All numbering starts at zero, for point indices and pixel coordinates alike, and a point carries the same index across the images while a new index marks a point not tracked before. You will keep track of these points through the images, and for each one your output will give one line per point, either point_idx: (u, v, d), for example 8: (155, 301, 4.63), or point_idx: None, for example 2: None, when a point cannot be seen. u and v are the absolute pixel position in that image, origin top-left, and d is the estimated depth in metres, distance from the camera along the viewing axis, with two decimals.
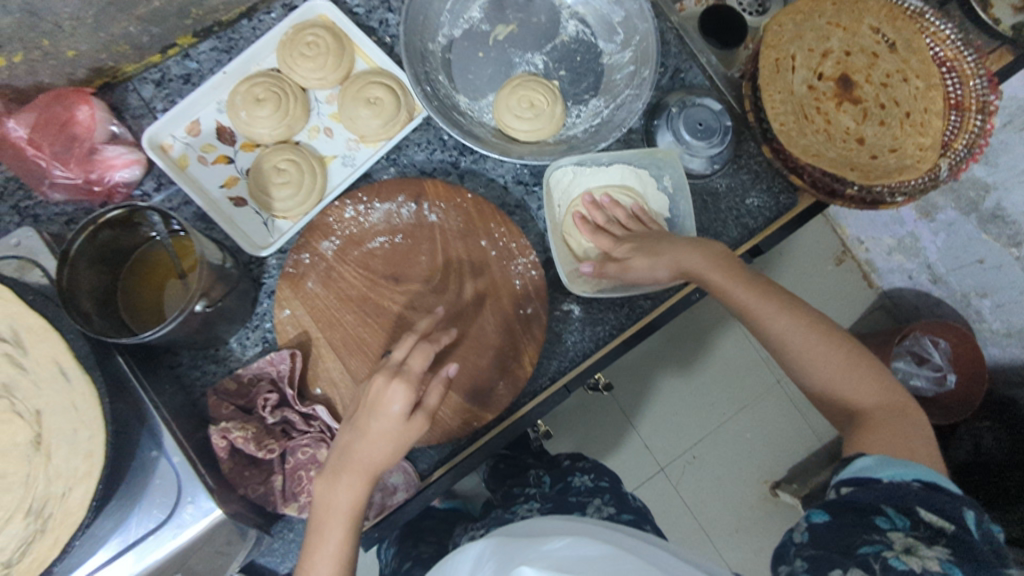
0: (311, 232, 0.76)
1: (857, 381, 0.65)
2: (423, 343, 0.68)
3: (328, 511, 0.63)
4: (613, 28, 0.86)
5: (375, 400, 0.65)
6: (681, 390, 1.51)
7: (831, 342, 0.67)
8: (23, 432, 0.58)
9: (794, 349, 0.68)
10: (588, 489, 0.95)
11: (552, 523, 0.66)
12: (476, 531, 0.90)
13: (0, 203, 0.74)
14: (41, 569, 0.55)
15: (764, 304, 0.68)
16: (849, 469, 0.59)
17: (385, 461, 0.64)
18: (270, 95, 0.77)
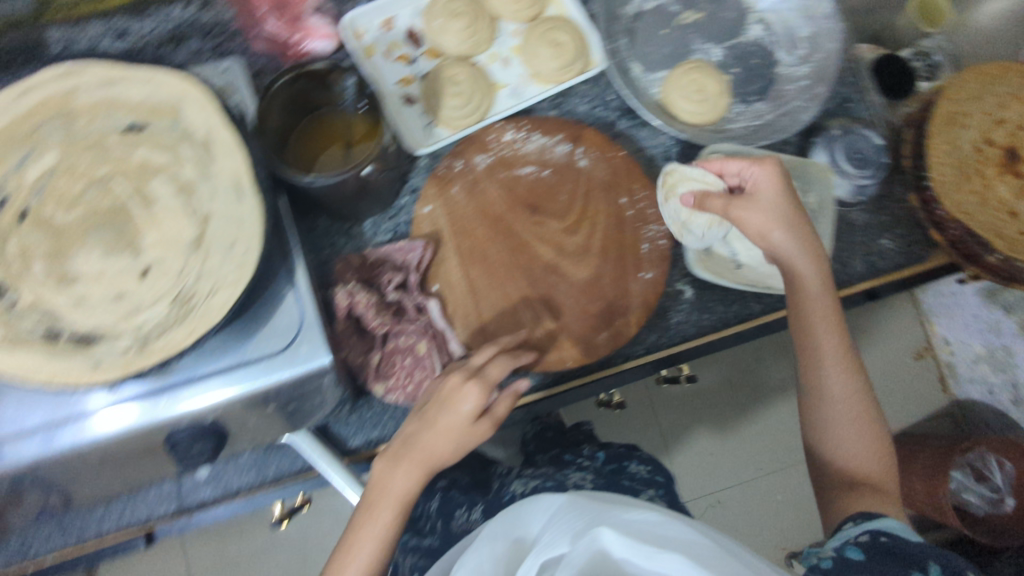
0: (469, 143, 0.81)
1: (872, 450, 0.69)
2: (503, 355, 0.71)
3: (382, 493, 0.66)
4: (797, 41, 0.88)
5: (448, 396, 0.67)
6: (723, 430, 1.49)
7: (866, 420, 0.70)
8: (187, 231, 0.61)
9: (835, 405, 0.70)
10: (643, 478, 0.89)
11: (621, 497, 0.66)
12: (528, 481, 0.84)
13: (203, 39, 0.82)
14: (173, 352, 0.59)
15: (840, 358, 0.70)
16: (872, 523, 0.60)
17: (446, 456, 0.67)
18: (467, 12, 0.82)
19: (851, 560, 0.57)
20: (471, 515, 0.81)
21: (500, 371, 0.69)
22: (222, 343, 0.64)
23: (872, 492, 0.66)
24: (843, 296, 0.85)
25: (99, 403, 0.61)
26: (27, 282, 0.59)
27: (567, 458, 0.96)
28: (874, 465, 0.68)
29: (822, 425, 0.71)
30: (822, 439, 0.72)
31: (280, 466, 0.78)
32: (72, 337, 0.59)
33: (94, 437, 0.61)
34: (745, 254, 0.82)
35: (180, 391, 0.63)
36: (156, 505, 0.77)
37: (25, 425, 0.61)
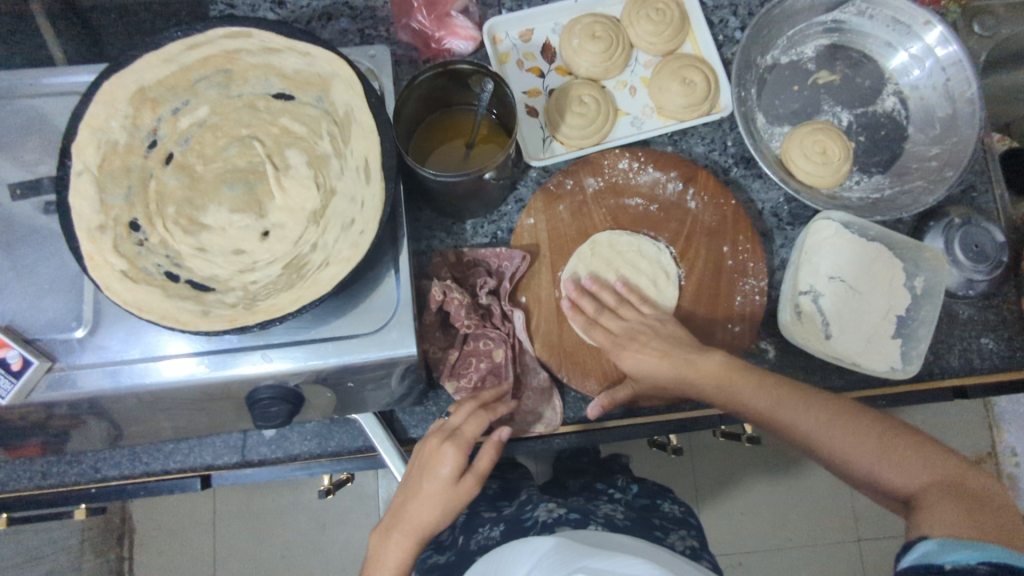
0: (583, 165, 0.81)
1: (899, 461, 0.59)
2: (481, 409, 0.69)
3: (377, 567, 0.64)
4: (932, 121, 0.85)
5: (429, 460, 0.66)
6: (758, 491, 1.42)
7: (856, 424, 0.63)
8: (311, 201, 0.65)
9: (815, 434, 0.63)
10: (675, 518, 0.88)
11: (624, 540, 0.64)
12: (554, 507, 0.76)
13: (352, 22, 0.86)
14: (275, 314, 0.59)
15: (767, 394, 0.66)
16: (909, 555, 0.50)
17: (436, 522, 0.64)
18: (606, 37, 0.83)
19: None
20: (491, 532, 0.77)
21: (477, 425, 0.67)
22: (313, 315, 0.66)
23: (937, 493, 0.56)
24: (932, 388, 0.82)
25: (179, 351, 0.64)
26: (160, 222, 0.63)
27: (598, 487, 0.94)
28: (906, 468, 0.59)
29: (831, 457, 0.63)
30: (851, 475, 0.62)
31: (342, 441, 0.79)
32: (190, 282, 0.62)
33: (167, 381, 0.64)
34: (837, 325, 0.79)
35: (273, 355, 0.65)
36: (221, 454, 0.79)
37: (112, 356, 0.64)
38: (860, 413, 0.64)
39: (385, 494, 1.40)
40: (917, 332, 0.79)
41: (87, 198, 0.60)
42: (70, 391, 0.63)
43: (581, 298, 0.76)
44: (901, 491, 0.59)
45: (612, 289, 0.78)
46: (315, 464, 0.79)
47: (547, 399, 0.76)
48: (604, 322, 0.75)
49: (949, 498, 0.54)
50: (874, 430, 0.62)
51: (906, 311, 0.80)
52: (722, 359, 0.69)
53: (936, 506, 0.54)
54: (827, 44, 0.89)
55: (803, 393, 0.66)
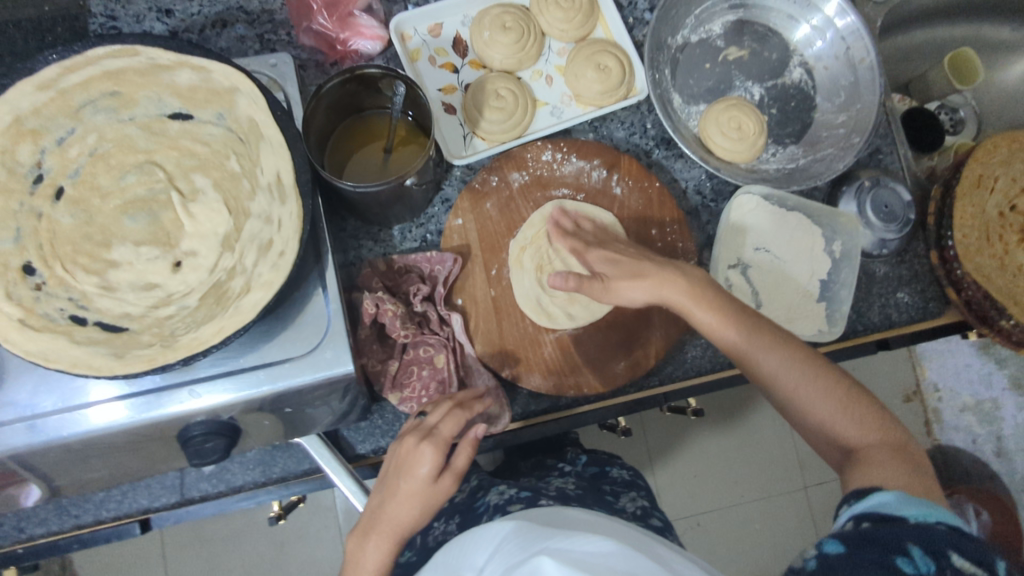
0: (506, 160, 0.80)
1: (853, 417, 0.61)
2: (457, 407, 0.67)
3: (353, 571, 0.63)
4: (837, 89, 0.88)
5: (406, 460, 0.64)
6: (708, 454, 1.47)
7: (813, 367, 0.64)
8: (223, 225, 0.62)
9: (794, 379, 0.64)
10: (625, 481, 0.91)
11: (583, 516, 0.63)
12: (505, 490, 0.76)
13: (249, 27, 0.82)
14: (198, 348, 0.56)
15: (753, 338, 0.65)
16: (864, 503, 0.52)
17: (413, 523, 0.63)
18: (517, 28, 0.82)
19: (832, 555, 0.48)
20: (448, 526, 0.76)
21: (453, 427, 0.65)
22: (241, 342, 0.63)
23: (882, 450, 0.58)
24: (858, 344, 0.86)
25: (103, 395, 0.60)
26: (59, 262, 0.59)
27: (551, 462, 0.95)
28: (856, 423, 0.61)
29: (793, 406, 0.64)
30: (804, 422, 0.64)
31: (287, 466, 0.76)
32: (99, 323, 0.58)
33: (92, 429, 0.60)
34: (765, 295, 0.82)
35: (201, 389, 0.62)
36: (158, 496, 0.75)
37: (26, 410, 0.59)
38: (833, 367, 0.65)
39: (343, 503, 1.38)
40: (839, 294, 0.82)
41: None
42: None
43: (562, 218, 0.78)
44: (849, 443, 0.61)
45: (591, 220, 0.79)
46: (261, 493, 0.75)
47: (498, 402, 0.74)
48: (581, 237, 0.76)
49: (894, 457, 0.57)
50: (845, 386, 0.63)
51: (829, 274, 0.83)
52: (698, 277, 0.70)
53: (881, 461, 0.57)
54: (733, 20, 0.91)
55: (787, 340, 0.66)
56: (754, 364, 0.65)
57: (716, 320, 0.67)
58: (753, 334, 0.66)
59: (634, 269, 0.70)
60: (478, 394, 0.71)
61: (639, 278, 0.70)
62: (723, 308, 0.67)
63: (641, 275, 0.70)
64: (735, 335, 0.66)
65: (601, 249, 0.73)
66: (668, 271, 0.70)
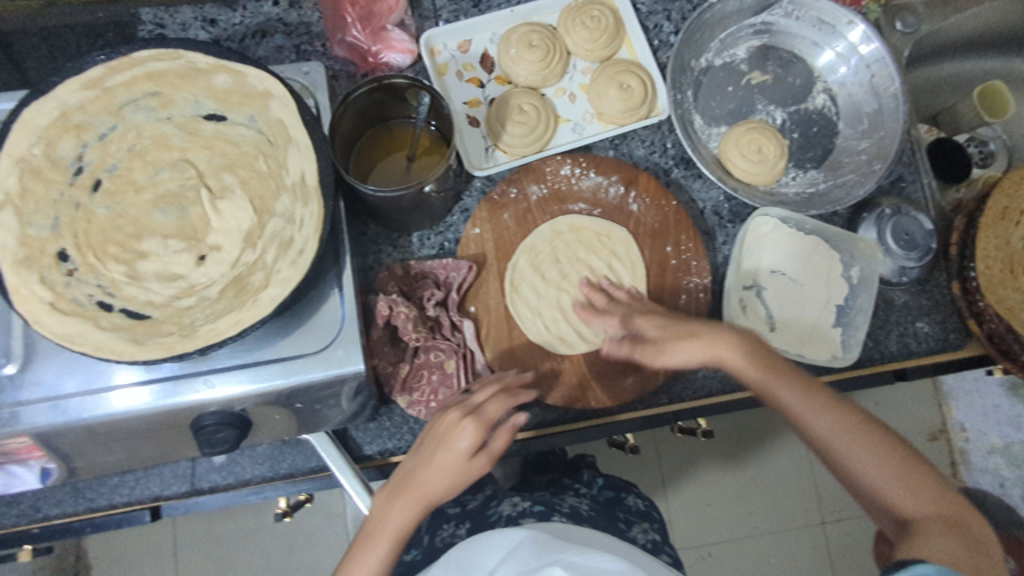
0: (525, 173, 0.82)
1: (906, 487, 0.63)
2: (502, 392, 0.68)
3: (379, 526, 0.64)
4: (860, 116, 0.89)
5: (445, 432, 0.66)
6: (723, 482, 1.45)
7: (867, 435, 0.66)
8: (247, 222, 0.64)
9: (851, 449, 0.65)
10: (639, 511, 0.91)
11: (600, 537, 0.64)
12: (519, 502, 0.76)
13: (286, 38, 0.86)
14: (216, 339, 0.58)
15: (807, 402, 0.67)
16: None
17: (442, 493, 0.65)
18: (543, 46, 0.84)
19: None
20: (457, 530, 0.77)
21: (496, 409, 0.66)
22: (256, 336, 0.65)
23: (936, 524, 0.60)
24: (874, 372, 0.84)
25: (125, 380, 0.62)
26: (91, 250, 0.62)
27: (566, 481, 0.96)
28: (909, 494, 0.63)
29: (847, 473, 0.66)
30: (858, 490, 0.66)
31: (295, 462, 0.77)
32: (124, 311, 0.60)
33: (112, 412, 0.62)
34: (780, 317, 0.81)
35: (215, 379, 0.63)
36: (169, 484, 0.76)
37: (49, 392, 0.62)
38: (889, 435, 0.66)
39: (352, 511, 1.39)
40: (855, 320, 0.81)
41: (10, 229, 0.59)
42: None
43: (595, 291, 0.78)
44: (902, 513, 0.63)
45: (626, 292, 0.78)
46: (269, 488, 0.76)
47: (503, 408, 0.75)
48: (621, 310, 0.76)
49: (950, 533, 0.59)
50: (897, 454, 0.65)
51: (846, 300, 0.82)
52: (755, 339, 0.70)
53: (934, 537, 0.59)
54: (758, 45, 0.92)
55: (841, 403, 0.67)
56: (808, 427, 0.67)
57: (773, 382, 0.68)
58: (808, 398, 0.67)
59: (684, 330, 0.70)
60: (524, 379, 0.72)
61: (690, 337, 0.69)
62: (780, 372, 0.68)
63: (692, 335, 0.69)
64: (791, 401, 0.67)
65: (647, 315, 0.72)
66: (719, 329, 0.70)
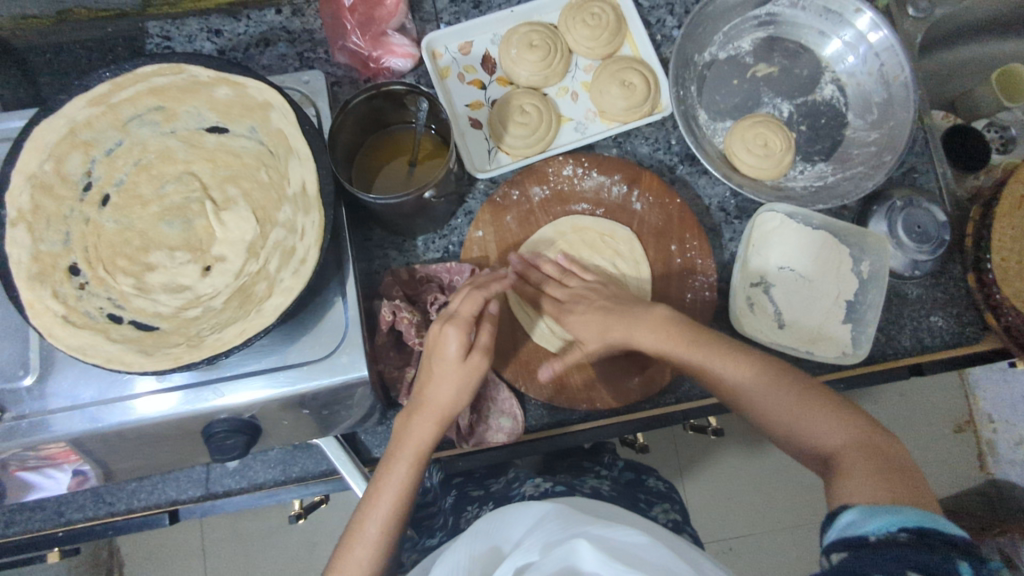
0: (528, 174, 0.82)
1: (820, 423, 0.60)
2: (475, 289, 0.69)
3: (402, 444, 0.65)
4: (870, 106, 0.87)
5: (434, 345, 0.66)
6: (739, 473, 1.44)
7: (775, 377, 0.63)
8: (251, 232, 0.65)
9: (763, 400, 0.63)
10: (658, 490, 0.89)
11: (621, 511, 0.63)
12: (540, 483, 0.75)
13: (290, 46, 0.87)
14: (222, 348, 0.59)
15: (710, 355, 0.66)
16: (834, 530, 0.50)
17: (454, 403, 0.65)
18: (543, 45, 0.84)
19: None
20: (481, 510, 0.75)
21: (472, 306, 0.67)
22: (262, 344, 0.66)
23: (855, 455, 0.56)
24: (887, 368, 0.83)
25: (141, 389, 0.64)
26: (101, 263, 0.63)
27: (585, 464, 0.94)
28: (827, 429, 0.59)
29: (766, 424, 0.63)
30: (783, 440, 0.63)
31: (306, 466, 0.78)
32: (134, 322, 0.62)
33: (123, 421, 0.64)
34: (789, 314, 0.81)
35: (223, 387, 0.65)
36: (185, 488, 0.78)
37: (64, 402, 0.64)
38: (797, 376, 0.64)
39: None
40: (866, 316, 0.80)
41: (23, 245, 0.60)
42: (12, 442, 0.63)
43: (528, 269, 0.79)
44: (824, 452, 0.59)
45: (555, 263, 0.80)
46: (282, 491, 0.78)
47: (509, 410, 0.76)
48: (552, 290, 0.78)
49: (868, 461, 0.55)
50: (810, 393, 0.62)
51: (856, 296, 0.81)
52: (665, 313, 0.69)
53: (854, 469, 0.55)
54: (763, 36, 0.90)
55: (747, 353, 0.66)
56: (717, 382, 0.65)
57: (676, 345, 0.67)
58: (711, 352, 0.66)
59: (602, 325, 0.71)
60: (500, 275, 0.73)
61: (605, 334, 0.71)
62: (685, 336, 0.67)
63: (608, 331, 0.71)
64: (693, 356, 0.66)
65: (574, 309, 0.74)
66: (633, 316, 0.70)
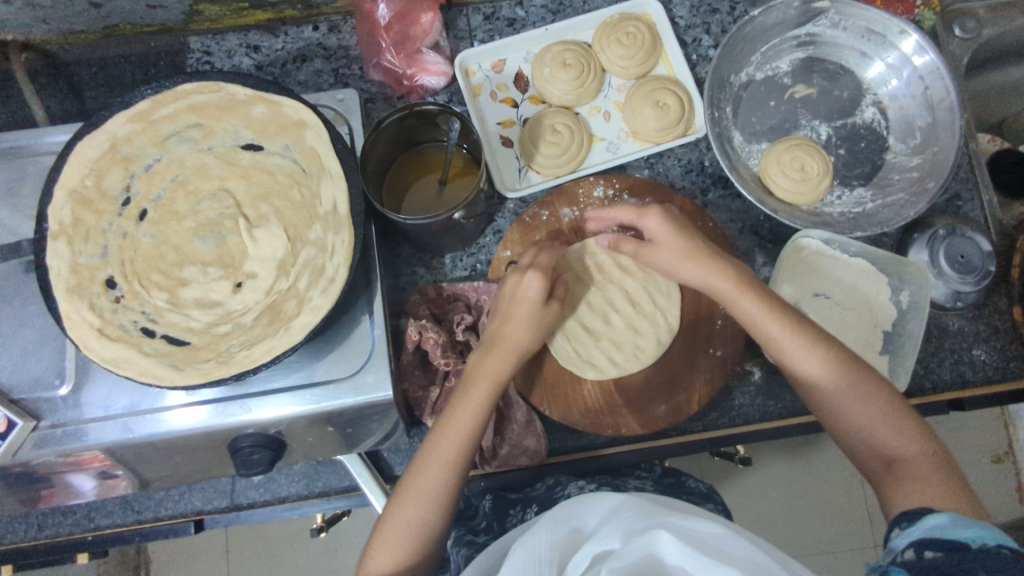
0: (557, 196, 0.81)
1: (894, 426, 0.60)
2: (547, 248, 0.74)
3: (475, 377, 0.65)
4: (912, 130, 0.84)
5: (512, 292, 0.69)
6: (776, 482, 1.33)
7: (857, 370, 0.63)
8: (281, 250, 0.66)
9: (838, 393, 0.62)
10: (701, 493, 0.76)
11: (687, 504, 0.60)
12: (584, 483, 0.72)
13: (325, 61, 0.87)
14: (250, 365, 0.60)
15: (797, 330, 0.65)
16: (918, 526, 0.51)
17: (528, 343, 0.67)
18: (577, 64, 0.84)
19: None
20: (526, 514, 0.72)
21: (546, 258, 0.71)
22: (289, 361, 0.67)
23: (925, 465, 0.57)
24: (926, 402, 0.80)
25: (175, 401, 0.65)
26: (137, 278, 0.64)
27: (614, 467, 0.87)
28: (896, 433, 0.60)
29: (836, 415, 0.63)
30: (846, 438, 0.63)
31: (328, 481, 0.79)
32: (166, 337, 0.63)
33: (153, 432, 0.65)
34: None
35: (251, 403, 0.66)
36: (210, 499, 0.79)
37: (97, 412, 0.65)
38: (874, 373, 0.64)
39: None
40: (903, 348, 0.77)
41: (63, 258, 0.62)
42: (48, 449, 0.64)
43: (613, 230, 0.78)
44: (888, 454, 0.60)
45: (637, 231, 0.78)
46: (307, 505, 0.78)
47: (533, 433, 0.76)
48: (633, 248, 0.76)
49: (938, 473, 0.57)
50: (886, 393, 0.62)
51: (893, 327, 0.79)
52: (744, 266, 0.69)
53: (925, 479, 0.56)
54: (802, 57, 0.88)
55: (833, 341, 0.65)
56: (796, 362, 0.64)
57: (764, 315, 0.66)
58: (799, 328, 0.65)
59: (687, 251, 0.70)
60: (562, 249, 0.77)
61: (691, 260, 0.70)
62: (770, 302, 0.66)
63: (690, 259, 0.70)
64: (779, 331, 0.65)
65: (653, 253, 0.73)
66: (719, 256, 0.69)
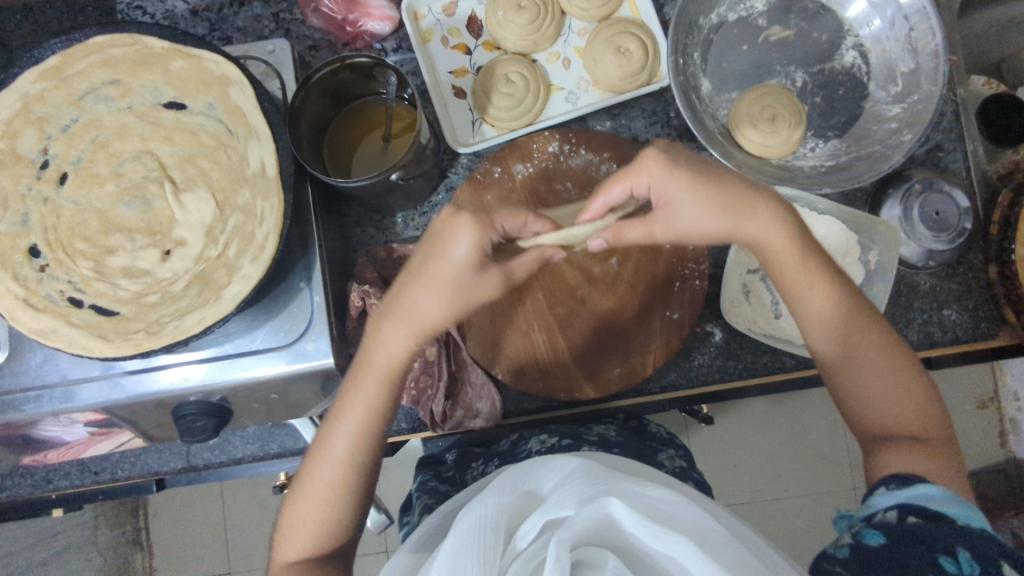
0: (511, 150, 0.77)
1: (900, 403, 0.56)
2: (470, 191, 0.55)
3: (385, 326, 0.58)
4: (894, 76, 0.78)
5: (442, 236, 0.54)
6: (752, 435, 1.25)
7: (877, 340, 0.58)
8: (210, 216, 0.63)
9: (848, 355, 0.58)
10: (663, 438, 0.75)
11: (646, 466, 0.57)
12: (546, 436, 0.71)
13: (266, 6, 0.82)
14: (180, 336, 0.58)
15: (810, 278, 0.58)
16: (904, 490, 0.50)
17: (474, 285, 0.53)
18: (532, 6, 0.77)
19: (869, 544, 0.48)
20: (487, 468, 0.72)
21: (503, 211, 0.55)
22: (225, 329, 0.65)
23: (925, 447, 0.54)
24: None
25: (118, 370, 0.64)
26: (60, 246, 0.62)
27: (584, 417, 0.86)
28: (905, 412, 0.56)
29: (847, 382, 0.58)
30: (850, 403, 0.59)
31: (282, 443, 0.79)
32: (94, 307, 0.61)
33: (93, 400, 0.65)
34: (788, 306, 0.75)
35: (189, 372, 0.65)
36: (167, 460, 0.80)
37: (34, 381, 0.64)
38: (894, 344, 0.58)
39: None
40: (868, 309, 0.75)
41: None
42: None
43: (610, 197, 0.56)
44: (888, 431, 0.56)
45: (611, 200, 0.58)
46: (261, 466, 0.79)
47: (488, 395, 0.75)
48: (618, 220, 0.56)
49: (938, 457, 0.54)
50: (904, 370, 0.57)
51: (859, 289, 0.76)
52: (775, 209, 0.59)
53: (917, 460, 0.53)
54: None
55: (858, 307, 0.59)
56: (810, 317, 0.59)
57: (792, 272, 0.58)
58: (823, 284, 0.58)
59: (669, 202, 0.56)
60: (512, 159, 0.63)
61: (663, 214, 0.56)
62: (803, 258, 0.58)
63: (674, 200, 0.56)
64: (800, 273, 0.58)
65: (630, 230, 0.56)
66: (734, 205, 0.57)
